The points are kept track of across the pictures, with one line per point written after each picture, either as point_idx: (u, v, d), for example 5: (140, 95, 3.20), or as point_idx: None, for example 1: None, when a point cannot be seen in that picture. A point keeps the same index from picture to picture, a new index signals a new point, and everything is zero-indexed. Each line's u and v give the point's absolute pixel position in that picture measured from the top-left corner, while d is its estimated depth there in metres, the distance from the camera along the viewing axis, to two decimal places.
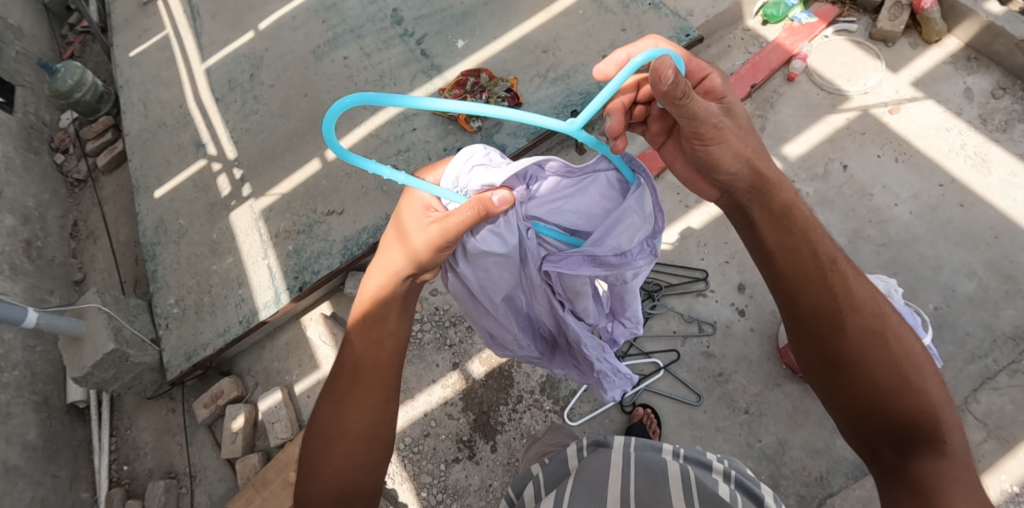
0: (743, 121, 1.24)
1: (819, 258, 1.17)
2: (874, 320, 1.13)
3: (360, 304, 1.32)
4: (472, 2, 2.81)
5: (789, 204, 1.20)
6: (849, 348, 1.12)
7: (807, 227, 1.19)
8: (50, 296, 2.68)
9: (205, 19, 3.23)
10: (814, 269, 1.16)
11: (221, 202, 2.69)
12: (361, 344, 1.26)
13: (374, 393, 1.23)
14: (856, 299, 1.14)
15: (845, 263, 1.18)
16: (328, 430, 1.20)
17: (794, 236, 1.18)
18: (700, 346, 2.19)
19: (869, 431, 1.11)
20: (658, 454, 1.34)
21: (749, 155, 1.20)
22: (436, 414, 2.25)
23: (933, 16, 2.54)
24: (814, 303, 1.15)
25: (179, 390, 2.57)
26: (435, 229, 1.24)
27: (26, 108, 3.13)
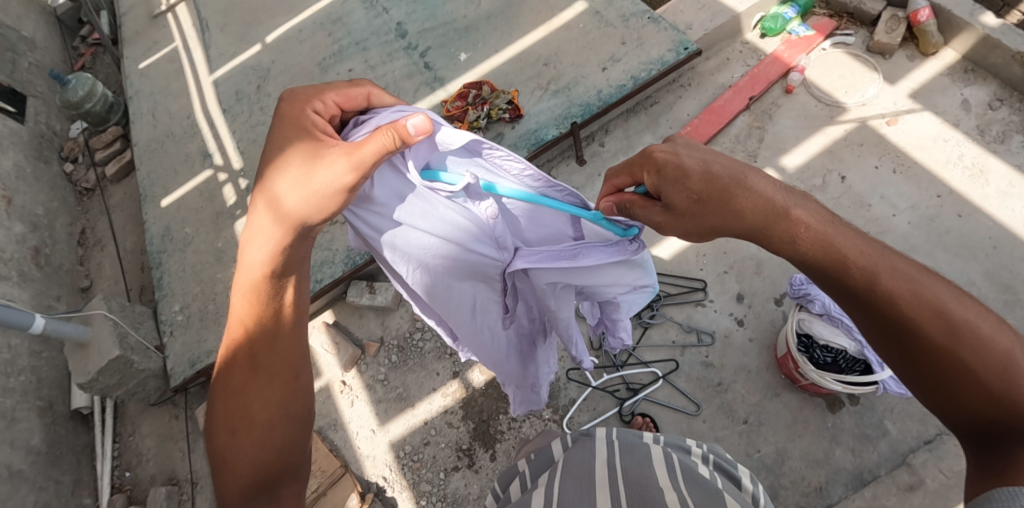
0: (683, 199, 1.11)
1: (858, 286, 1.05)
2: (935, 332, 1.01)
3: (245, 278, 1.22)
4: (475, 16, 2.86)
5: (806, 239, 1.06)
6: (922, 364, 1.03)
7: (833, 253, 1.06)
8: (57, 303, 2.71)
9: (214, 31, 3.29)
10: (852, 295, 1.06)
11: (226, 212, 2.73)
12: (255, 327, 1.20)
13: (280, 376, 1.19)
14: (911, 317, 1.01)
15: (890, 276, 1.04)
16: (233, 423, 1.16)
17: (821, 273, 1.08)
18: (699, 356, 2.20)
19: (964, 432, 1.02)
20: (639, 440, 1.37)
21: (708, 228, 1.11)
22: (436, 422, 2.26)
23: (929, 29, 2.58)
24: (868, 328, 1.08)
25: (182, 397, 2.59)
26: (348, 164, 1.13)
27: (37, 118, 3.19)
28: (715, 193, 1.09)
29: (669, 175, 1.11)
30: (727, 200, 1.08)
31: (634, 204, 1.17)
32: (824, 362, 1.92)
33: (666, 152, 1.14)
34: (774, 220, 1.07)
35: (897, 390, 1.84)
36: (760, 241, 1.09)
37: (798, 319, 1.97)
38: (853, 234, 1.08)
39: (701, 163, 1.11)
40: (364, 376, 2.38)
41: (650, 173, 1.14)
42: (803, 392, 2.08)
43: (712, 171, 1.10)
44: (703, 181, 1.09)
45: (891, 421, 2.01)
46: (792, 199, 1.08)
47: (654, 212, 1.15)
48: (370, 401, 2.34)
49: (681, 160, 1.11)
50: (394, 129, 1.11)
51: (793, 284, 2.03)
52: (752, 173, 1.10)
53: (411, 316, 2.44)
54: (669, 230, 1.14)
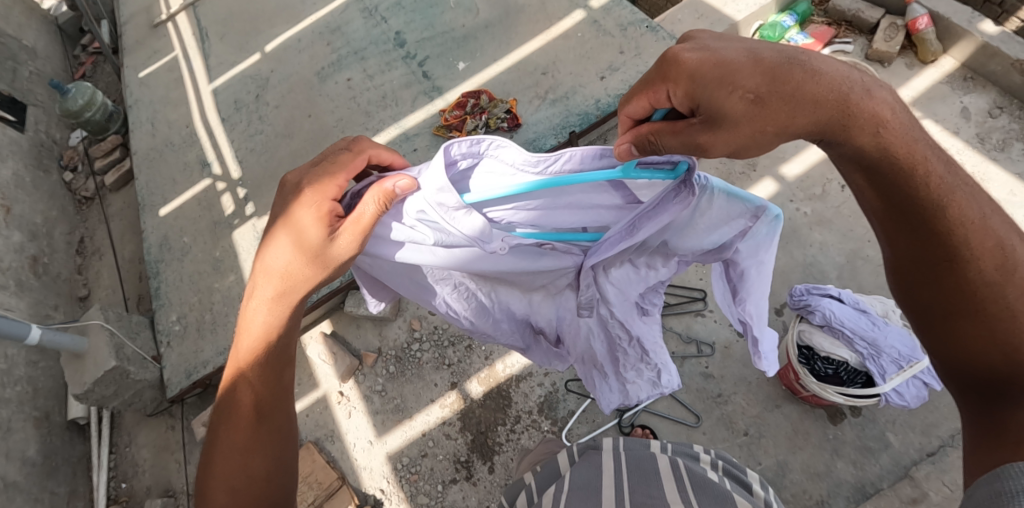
0: (736, 102, 0.97)
1: (920, 196, 1.00)
2: (987, 258, 1.00)
3: (247, 336, 1.21)
4: (474, 25, 2.86)
5: (890, 133, 0.98)
6: (956, 291, 1.02)
7: (912, 153, 0.99)
8: (54, 312, 2.69)
9: (213, 41, 3.30)
10: (918, 207, 1.01)
11: (224, 221, 2.72)
12: (256, 379, 1.18)
13: (276, 431, 1.18)
14: (970, 240, 1.00)
15: (966, 199, 1.01)
16: (234, 475, 1.14)
17: (888, 174, 1.00)
18: (699, 367, 2.19)
19: (960, 379, 1.06)
20: (647, 450, 1.35)
21: (772, 130, 0.97)
22: (434, 434, 2.25)
23: (928, 36, 2.57)
24: (915, 245, 1.03)
25: (178, 407, 2.56)
26: (348, 238, 1.16)
27: (37, 127, 3.19)
28: (774, 93, 0.96)
29: (714, 77, 0.97)
30: (793, 90, 0.96)
31: (664, 132, 1.02)
32: (825, 375, 1.89)
33: (698, 52, 0.99)
34: (851, 111, 0.97)
35: (899, 402, 1.83)
36: (834, 138, 0.99)
37: (799, 330, 1.95)
38: (925, 137, 1.01)
39: (749, 57, 0.98)
40: (361, 386, 2.36)
41: (680, 82, 0.99)
42: (804, 404, 2.06)
43: (767, 64, 0.97)
44: (761, 77, 0.96)
45: (893, 432, 1.99)
46: (871, 86, 0.99)
47: (697, 129, 0.99)
48: (367, 412, 2.32)
49: (722, 58, 0.98)
50: (382, 189, 1.14)
51: (793, 295, 2.02)
52: (819, 61, 0.99)
53: (409, 327, 2.43)
54: (718, 149, 0.99)
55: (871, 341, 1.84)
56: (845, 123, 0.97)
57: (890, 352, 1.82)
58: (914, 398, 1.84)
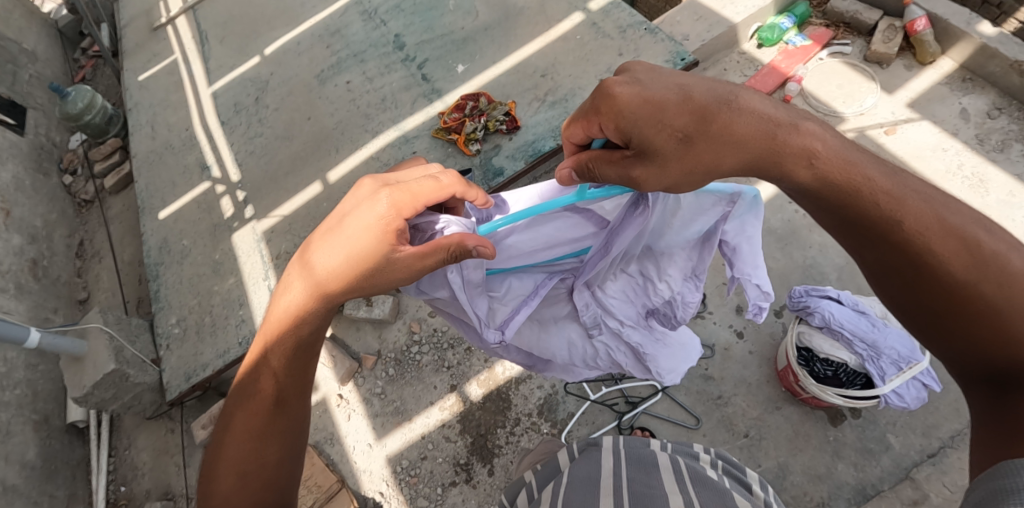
0: (665, 140, 1.03)
1: (871, 212, 0.99)
2: (958, 261, 0.96)
3: (280, 324, 1.19)
4: (473, 28, 2.87)
5: (822, 162, 1.00)
6: (934, 299, 0.99)
7: (852, 177, 1.00)
8: (53, 315, 2.69)
9: (213, 44, 3.30)
10: (873, 222, 1.00)
11: (224, 224, 2.72)
12: (282, 369, 1.18)
13: (293, 424, 1.18)
14: (937, 246, 0.97)
15: (917, 203, 0.98)
16: (245, 465, 1.14)
17: (830, 201, 1.01)
18: (699, 369, 2.18)
19: (966, 372, 1.02)
20: (647, 448, 1.35)
21: (702, 170, 1.03)
22: (433, 436, 2.24)
23: (926, 38, 2.58)
24: (876, 259, 1.03)
25: (178, 411, 2.56)
26: (408, 265, 1.12)
27: (37, 130, 3.19)
28: (702, 131, 1.02)
29: (643, 113, 1.02)
30: (717, 126, 1.01)
31: (602, 161, 1.09)
32: (825, 376, 1.89)
33: (629, 86, 1.04)
34: (782, 144, 1.01)
35: (899, 403, 1.82)
36: (771, 171, 1.02)
37: (798, 331, 1.95)
38: (866, 157, 1.02)
39: (677, 94, 1.03)
40: (361, 389, 2.36)
41: (611, 118, 1.04)
42: (805, 405, 2.06)
43: (697, 102, 1.02)
44: (687, 117, 1.02)
45: (894, 434, 1.98)
46: (798, 119, 1.02)
47: (630, 161, 1.05)
48: (367, 415, 2.32)
49: (651, 95, 1.03)
50: (460, 236, 1.12)
51: (792, 296, 2.03)
52: (747, 98, 1.03)
53: (409, 329, 2.43)
54: (648, 180, 1.05)
55: (871, 342, 1.83)
56: (774, 152, 1.00)
57: (890, 353, 1.82)
58: (914, 400, 1.84)
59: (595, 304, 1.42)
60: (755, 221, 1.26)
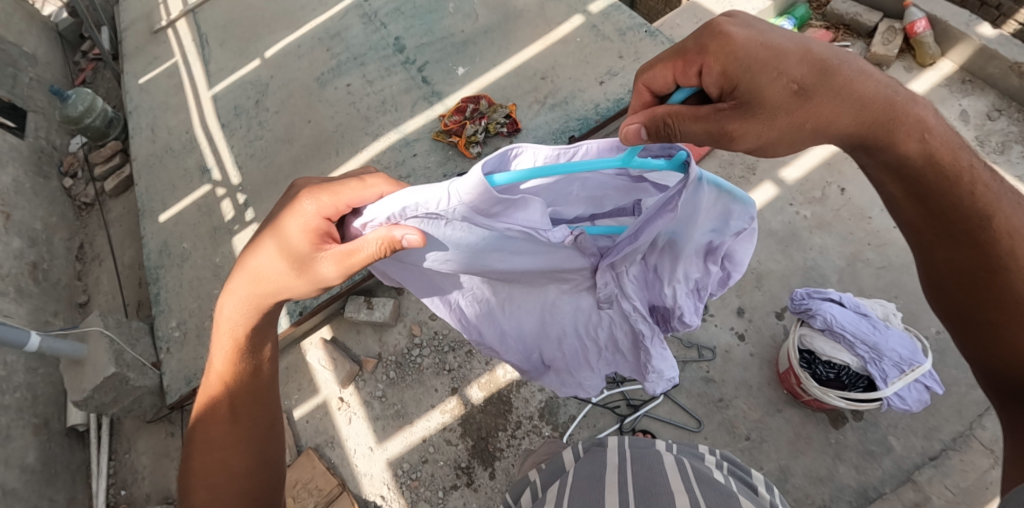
0: (780, 89, 1.02)
1: (956, 204, 1.08)
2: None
3: (225, 337, 1.32)
4: (473, 31, 2.87)
5: (931, 142, 1.06)
6: (987, 302, 1.11)
7: (954, 163, 1.07)
8: (53, 319, 2.68)
9: (213, 47, 3.31)
10: (954, 220, 1.09)
11: (224, 227, 2.72)
12: (233, 378, 1.32)
13: (257, 424, 1.33)
14: (1016, 249, 1.08)
15: (1006, 210, 1.08)
16: (215, 470, 1.28)
17: (924, 179, 1.08)
18: (700, 371, 2.18)
19: (996, 377, 1.16)
20: (652, 447, 1.35)
21: (810, 126, 1.03)
22: (434, 440, 2.24)
23: (926, 40, 2.58)
24: (952, 253, 1.12)
25: (178, 414, 2.55)
26: (337, 265, 1.16)
27: (37, 133, 3.19)
28: (818, 87, 1.02)
29: (762, 57, 1.02)
30: (835, 87, 1.02)
31: (686, 115, 1.02)
32: (826, 378, 1.88)
33: (746, 30, 1.03)
34: (895, 117, 1.04)
35: (901, 406, 1.82)
36: (873, 141, 1.06)
37: (799, 334, 1.95)
38: (964, 150, 1.09)
39: (797, 46, 1.03)
40: (361, 392, 2.36)
41: (720, 58, 1.02)
42: (806, 408, 2.06)
43: (816, 57, 1.03)
44: (806, 70, 1.02)
45: (895, 437, 1.98)
46: (913, 98, 1.07)
47: (729, 113, 1.02)
48: (367, 418, 2.31)
49: (770, 41, 1.02)
50: (390, 236, 1.10)
51: (793, 299, 2.02)
52: (864, 65, 1.05)
53: (409, 332, 2.42)
54: (744, 137, 1.03)
55: (873, 345, 1.83)
56: (888, 127, 1.04)
57: (892, 355, 1.81)
58: (916, 402, 1.83)
59: (615, 284, 1.27)
60: (748, 248, 1.23)
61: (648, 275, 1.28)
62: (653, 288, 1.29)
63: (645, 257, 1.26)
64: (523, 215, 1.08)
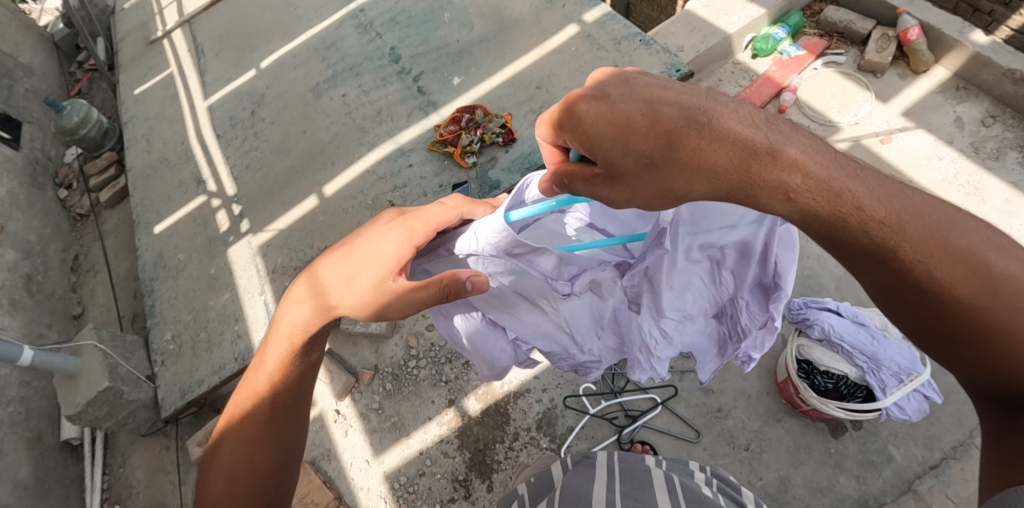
0: (631, 164, 0.91)
1: (861, 245, 0.86)
2: (965, 287, 0.84)
3: (285, 341, 1.18)
4: (469, 40, 2.88)
5: (805, 194, 0.85)
6: (939, 336, 0.89)
7: (840, 209, 0.85)
8: (48, 331, 2.66)
9: (209, 57, 3.31)
10: (863, 259, 0.88)
11: (220, 238, 2.70)
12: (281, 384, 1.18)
13: (286, 430, 1.19)
14: (938, 272, 0.84)
15: (920, 234, 0.84)
16: (237, 470, 1.16)
17: (819, 232, 0.88)
18: (698, 381, 2.17)
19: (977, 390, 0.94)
20: (642, 463, 1.34)
21: (672, 196, 0.92)
22: (431, 452, 2.22)
23: (920, 47, 2.59)
24: (874, 285, 0.90)
25: (173, 427, 2.53)
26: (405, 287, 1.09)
27: (32, 144, 3.18)
28: (669, 156, 0.88)
29: (609, 135, 0.90)
30: (687, 153, 0.87)
31: (576, 180, 1.00)
32: (825, 389, 1.89)
33: (595, 101, 0.91)
34: (758, 177, 0.85)
35: (900, 416, 1.81)
36: (744, 202, 0.90)
37: (797, 344, 1.94)
38: (861, 177, 0.86)
39: (645, 112, 0.88)
40: (358, 404, 2.34)
41: (574, 136, 0.94)
42: (805, 417, 2.04)
43: (663, 123, 0.88)
44: (654, 140, 0.88)
45: (895, 446, 1.97)
46: (780, 143, 0.85)
47: (600, 185, 0.96)
48: (364, 431, 2.30)
49: (617, 115, 0.89)
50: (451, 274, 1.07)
51: (791, 308, 2.01)
52: (724, 115, 0.86)
53: (406, 344, 2.42)
54: (617, 202, 0.97)
55: (871, 355, 1.82)
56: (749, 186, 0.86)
57: (890, 364, 1.81)
58: (915, 412, 1.82)
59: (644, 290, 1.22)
60: (792, 254, 1.09)
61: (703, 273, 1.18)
62: (700, 287, 1.20)
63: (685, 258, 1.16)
64: (542, 263, 1.18)
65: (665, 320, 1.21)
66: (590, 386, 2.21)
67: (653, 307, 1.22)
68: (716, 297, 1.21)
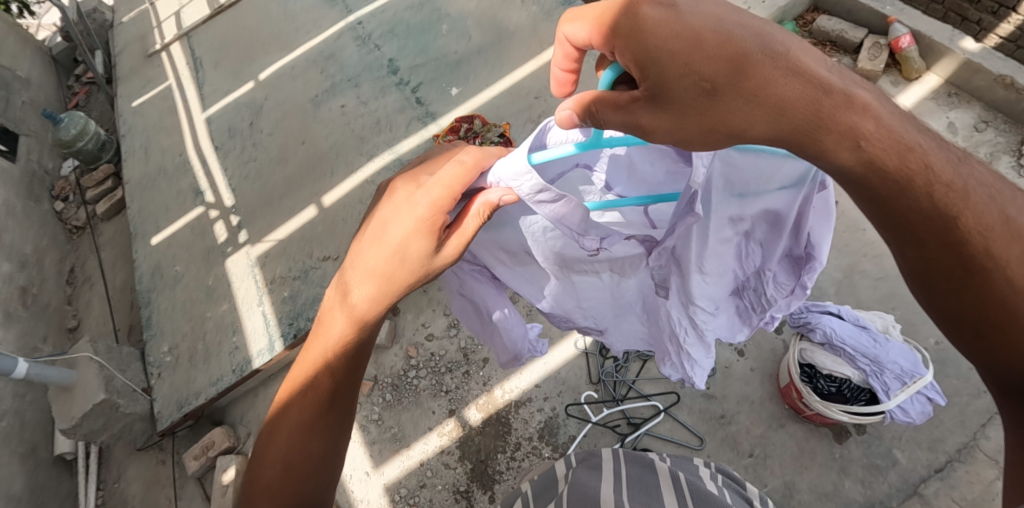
0: (688, 88, 0.83)
1: (920, 209, 0.86)
2: (1016, 266, 0.85)
3: (345, 319, 1.13)
4: (467, 51, 2.90)
5: (872, 146, 0.83)
6: (973, 315, 0.90)
7: (907, 165, 0.84)
8: (43, 344, 2.63)
9: (208, 69, 3.32)
10: (923, 225, 0.87)
11: (217, 248, 2.69)
12: (337, 366, 1.13)
13: (341, 416, 1.15)
14: (996, 250, 0.85)
15: (980, 205, 0.86)
16: (291, 458, 1.11)
17: (878, 192, 0.86)
18: (701, 388, 2.16)
19: (1001, 382, 0.95)
20: (648, 461, 1.34)
21: (724, 130, 0.85)
22: (432, 463, 2.20)
23: (911, 55, 2.62)
24: (922, 259, 0.90)
25: (169, 441, 2.49)
26: (454, 246, 1.06)
27: (29, 157, 3.18)
28: (733, 87, 0.82)
29: (672, 49, 0.81)
30: (751, 88, 0.81)
31: (607, 104, 0.88)
32: (828, 392, 1.89)
33: (661, 8, 0.82)
34: (828, 119, 0.82)
35: (904, 418, 1.80)
36: (804, 148, 0.85)
37: (799, 349, 1.94)
38: (927, 137, 0.86)
39: (718, 32, 0.81)
40: (357, 416, 2.33)
41: (629, 45, 0.84)
42: (808, 423, 2.03)
43: (733, 46, 0.81)
44: (721, 65, 0.81)
45: (900, 449, 1.95)
46: (852, 88, 0.84)
47: (642, 108, 0.86)
48: (364, 442, 2.28)
49: (685, 28, 0.81)
50: (487, 201, 1.02)
51: (792, 312, 2.01)
52: (797, 53, 0.83)
53: (405, 354, 2.41)
54: (656, 133, 0.87)
55: (874, 357, 1.82)
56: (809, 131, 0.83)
57: (893, 366, 1.81)
58: (919, 415, 1.81)
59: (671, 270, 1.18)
60: (827, 223, 1.07)
61: (734, 249, 1.14)
62: (733, 262, 1.16)
63: (716, 236, 1.11)
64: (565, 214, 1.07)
65: (694, 308, 1.19)
66: (592, 394, 2.20)
67: (682, 292, 1.19)
68: (742, 275, 1.19)
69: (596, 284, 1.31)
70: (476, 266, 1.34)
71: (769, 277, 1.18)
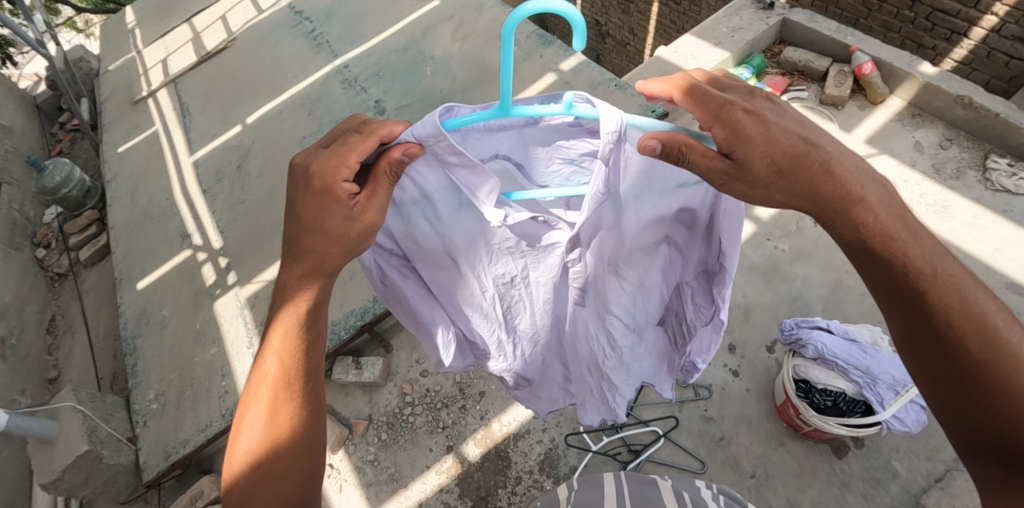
0: (762, 165, 0.97)
1: (900, 286, 1.02)
2: (973, 340, 1.00)
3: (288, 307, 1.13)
4: (453, 90, 2.99)
5: (871, 231, 1.01)
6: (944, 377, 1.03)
7: (892, 250, 1.01)
8: (21, 397, 2.52)
9: (195, 114, 3.35)
10: (898, 296, 1.03)
11: (206, 291, 2.65)
12: (291, 354, 1.12)
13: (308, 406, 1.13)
14: (961, 330, 1.00)
15: (951, 285, 1.01)
16: (259, 458, 1.07)
17: (865, 263, 1.04)
18: (699, 410, 2.18)
19: (970, 443, 1.05)
20: (649, 482, 1.31)
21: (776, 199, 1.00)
22: (432, 503, 2.14)
23: (875, 80, 2.78)
24: (903, 324, 1.05)
25: (155, 493, 2.38)
26: (368, 212, 1.04)
27: (10, 205, 3.14)
28: (788, 172, 0.98)
29: (758, 135, 0.97)
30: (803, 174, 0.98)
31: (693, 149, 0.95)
32: (824, 406, 1.92)
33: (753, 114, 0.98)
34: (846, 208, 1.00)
35: (900, 428, 1.82)
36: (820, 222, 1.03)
37: (793, 365, 1.98)
38: (915, 232, 1.03)
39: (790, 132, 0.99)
40: (352, 457, 2.26)
41: (729, 118, 0.97)
42: (807, 440, 2.05)
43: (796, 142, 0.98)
44: (786, 153, 0.97)
45: (898, 461, 1.98)
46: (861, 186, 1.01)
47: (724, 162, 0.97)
48: (360, 485, 2.21)
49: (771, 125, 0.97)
50: (389, 159, 1.01)
51: (783, 329, 2.06)
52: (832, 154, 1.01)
53: (400, 391, 2.38)
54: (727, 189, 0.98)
55: (866, 369, 1.86)
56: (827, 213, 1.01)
57: (885, 377, 1.85)
58: (915, 423, 1.84)
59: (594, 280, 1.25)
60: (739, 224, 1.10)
61: (656, 260, 1.22)
62: (654, 275, 1.24)
63: (639, 243, 1.18)
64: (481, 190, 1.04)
65: (616, 322, 1.29)
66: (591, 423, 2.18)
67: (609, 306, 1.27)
68: (665, 299, 1.30)
69: (530, 304, 1.32)
70: (403, 262, 1.23)
71: (687, 294, 1.28)
